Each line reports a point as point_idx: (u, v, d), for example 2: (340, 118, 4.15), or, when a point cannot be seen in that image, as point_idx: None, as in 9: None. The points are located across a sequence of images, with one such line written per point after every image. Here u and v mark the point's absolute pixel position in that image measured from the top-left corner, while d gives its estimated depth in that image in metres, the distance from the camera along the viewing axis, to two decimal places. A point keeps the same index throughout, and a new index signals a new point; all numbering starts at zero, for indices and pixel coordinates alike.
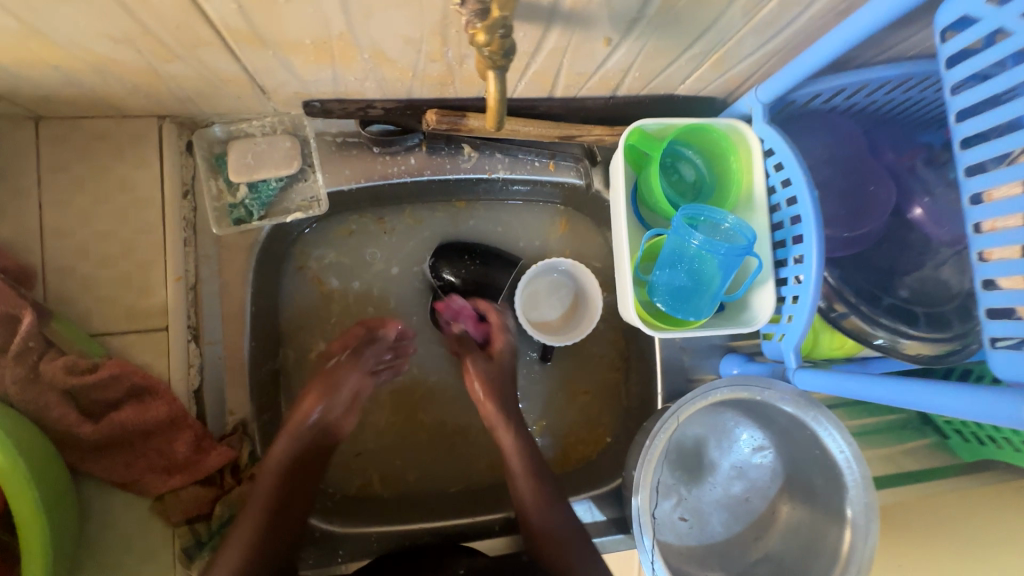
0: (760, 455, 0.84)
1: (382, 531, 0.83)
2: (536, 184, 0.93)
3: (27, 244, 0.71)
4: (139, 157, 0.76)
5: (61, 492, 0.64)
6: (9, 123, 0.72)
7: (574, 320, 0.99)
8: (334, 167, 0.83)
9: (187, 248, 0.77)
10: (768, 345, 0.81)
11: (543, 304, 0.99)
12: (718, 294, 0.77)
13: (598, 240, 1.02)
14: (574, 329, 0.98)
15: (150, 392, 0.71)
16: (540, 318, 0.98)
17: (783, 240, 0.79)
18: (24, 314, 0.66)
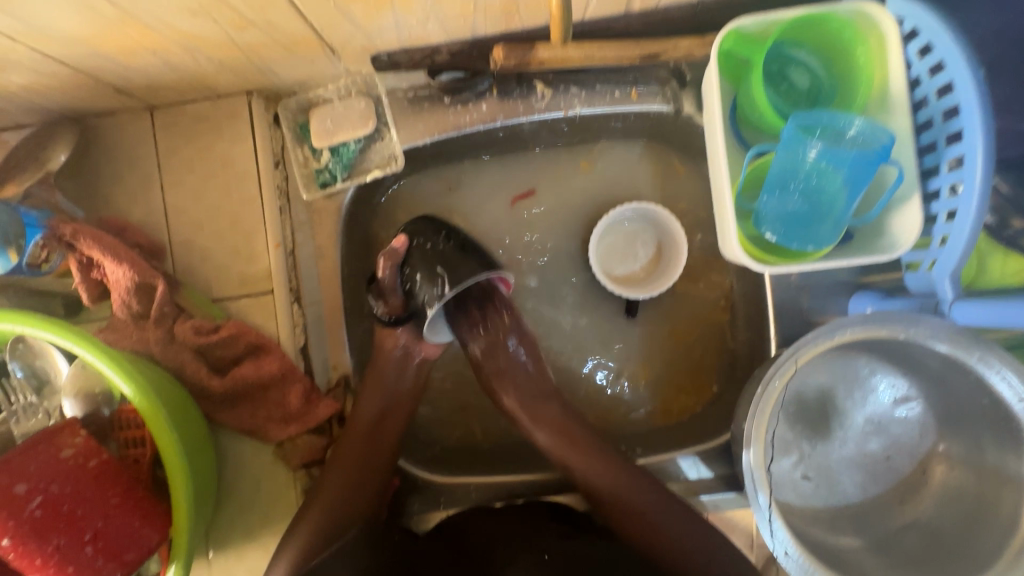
0: (904, 408, 0.72)
1: (480, 481, 0.82)
2: (618, 117, 0.85)
3: (155, 223, 0.80)
4: (235, 133, 0.81)
5: (201, 440, 0.72)
6: (131, 116, 0.81)
7: (651, 275, 0.91)
8: (408, 123, 0.82)
9: (283, 215, 0.82)
10: (914, 275, 0.68)
11: (622, 256, 0.92)
12: (843, 217, 0.65)
13: (693, 174, 0.91)
14: (646, 285, 0.90)
15: (264, 349, 0.78)
16: (618, 271, 0.91)
17: (932, 142, 0.65)
18: (158, 282, 0.75)
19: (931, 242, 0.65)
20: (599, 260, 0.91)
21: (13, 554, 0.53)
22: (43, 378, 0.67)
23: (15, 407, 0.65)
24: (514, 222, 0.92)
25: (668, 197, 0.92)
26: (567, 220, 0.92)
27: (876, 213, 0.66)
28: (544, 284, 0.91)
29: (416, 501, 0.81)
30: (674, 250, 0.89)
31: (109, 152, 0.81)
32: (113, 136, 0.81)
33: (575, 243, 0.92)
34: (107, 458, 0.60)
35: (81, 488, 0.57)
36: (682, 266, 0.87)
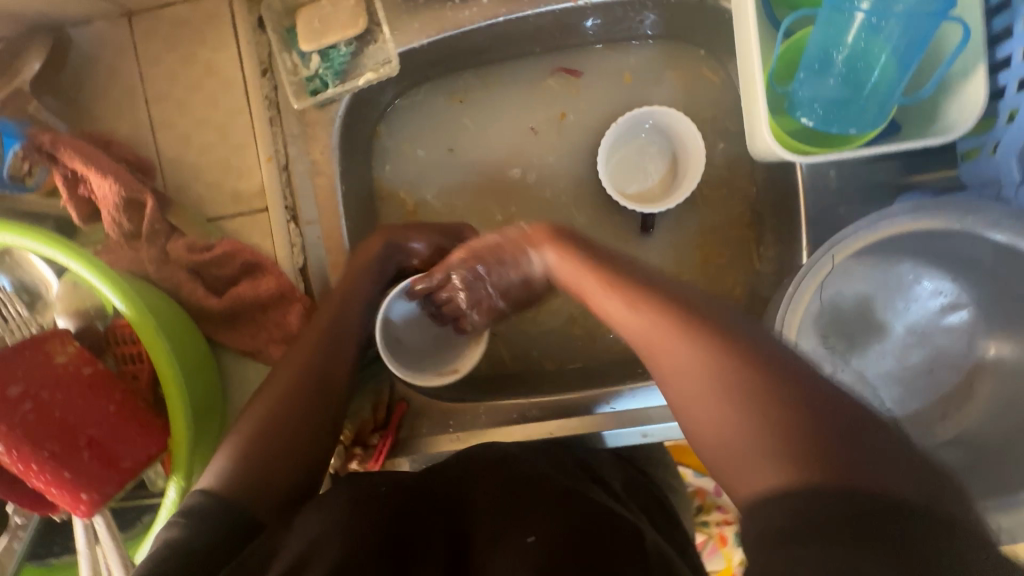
0: (952, 315, 0.65)
1: (490, 405, 0.78)
2: (634, 7, 0.76)
3: (142, 139, 0.76)
4: (218, 40, 0.75)
5: (202, 359, 0.71)
6: (109, 24, 0.76)
7: (666, 190, 0.85)
8: (402, 21, 0.75)
9: (274, 128, 0.76)
10: (972, 166, 0.61)
11: (633, 170, 0.85)
12: (892, 94, 0.56)
13: (720, 73, 0.83)
14: (658, 200, 0.84)
15: (260, 269, 0.75)
16: (628, 187, 0.85)
17: (1005, 1, 0.55)
18: (146, 198, 0.71)
19: (998, 121, 0.58)
20: (609, 176, 0.85)
21: (9, 458, 0.52)
22: (35, 293, 0.64)
23: (11, 322, 0.63)
24: (523, 136, 0.85)
25: (690, 104, 0.84)
26: (580, 131, 0.85)
27: (932, 88, 0.57)
28: (555, 200, 0.85)
29: (424, 424, 0.78)
30: (690, 165, 0.82)
31: (88, 63, 0.76)
32: (90, 46, 0.76)
33: (588, 156, 0.85)
34: (101, 369, 0.58)
35: (74, 395, 0.56)
36: (697, 183, 0.81)
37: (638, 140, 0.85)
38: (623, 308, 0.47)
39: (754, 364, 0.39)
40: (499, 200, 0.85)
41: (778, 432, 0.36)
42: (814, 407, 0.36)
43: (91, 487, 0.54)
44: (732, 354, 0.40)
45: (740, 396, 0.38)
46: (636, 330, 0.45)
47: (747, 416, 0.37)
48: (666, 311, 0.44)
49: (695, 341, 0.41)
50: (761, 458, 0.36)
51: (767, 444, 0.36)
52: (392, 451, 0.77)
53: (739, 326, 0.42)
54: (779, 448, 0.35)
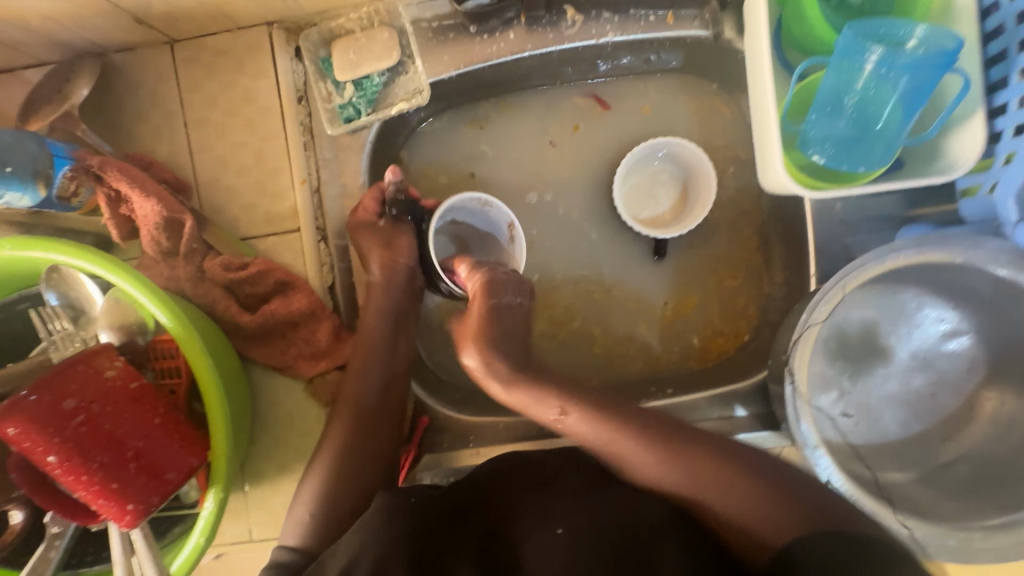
0: (953, 341, 0.69)
1: (509, 421, 0.81)
2: (651, 45, 0.81)
3: (180, 161, 0.79)
4: (256, 68, 0.79)
5: (234, 373, 0.73)
6: (152, 51, 0.79)
7: (678, 217, 0.89)
8: (433, 54, 0.79)
9: (307, 152, 0.80)
10: (972, 202, 0.65)
11: (645, 198, 0.90)
12: (897, 137, 0.61)
13: (730, 107, 0.87)
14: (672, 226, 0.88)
15: (292, 286, 0.77)
16: (642, 212, 0.89)
17: (1001, 52, 0.60)
18: (185, 218, 0.74)
19: (995, 162, 0.62)
20: (624, 202, 0.89)
21: (61, 469, 0.55)
22: (79, 308, 0.67)
23: (54, 336, 0.66)
24: (542, 162, 0.89)
25: (703, 135, 0.88)
26: (598, 159, 0.89)
27: (936, 131, 0.62)
28: (573, 223, 0.89)
29: (447, 439, 0.81)
30: (700, 193, 0.87)
31: (130, 88, 0.79)
32: (133, 71, 0.79)
33: (605, 183, 0.89)
34: (146, 384, 0.61)
35: (120, 408, 0.58)
36: (707, 211, 0.85)
37: (651, 168, 0.89)
38: (639, 446, 0.58)
39: (709, 449, 0.57)
40: (519, 223, 0.89)
41: (766, 492, 0.53)
42: (766, 480, 0.54)
43: (135, 499, 0.57)
44: (692, 457, 0.57)
45: (717, 480, 0.55)
46: (597, 437, 0.60)
47: (752, 499, 0.53)
48: (614, 417, 0.60)
49: (660, 455, 0.57)
50: (762, 507, 0.52)
51: (761, 512, 0.52)
52: (415, 465, 0.79)
53: (697, 433, 0.59)
54: (769, 503, 0.53)
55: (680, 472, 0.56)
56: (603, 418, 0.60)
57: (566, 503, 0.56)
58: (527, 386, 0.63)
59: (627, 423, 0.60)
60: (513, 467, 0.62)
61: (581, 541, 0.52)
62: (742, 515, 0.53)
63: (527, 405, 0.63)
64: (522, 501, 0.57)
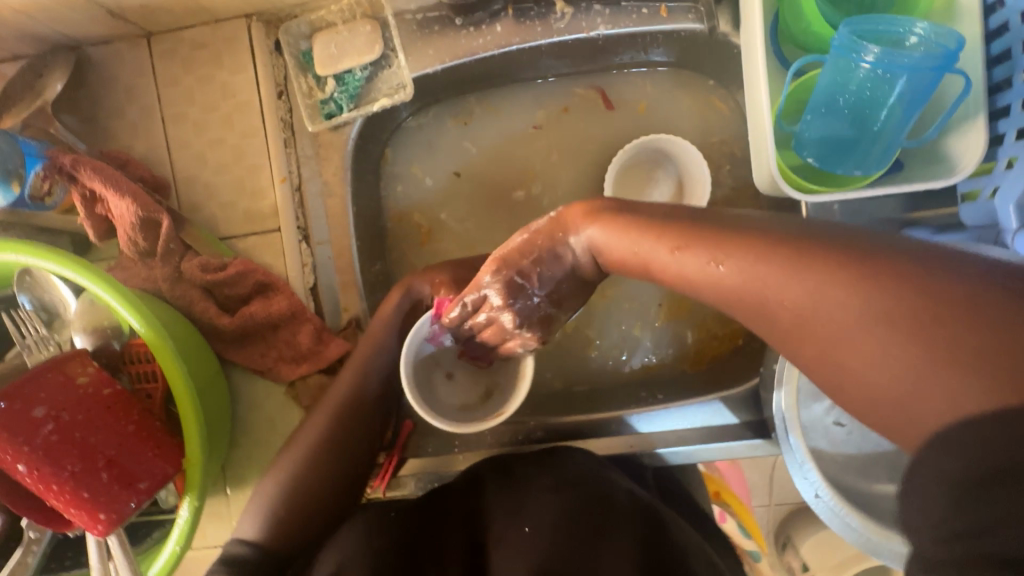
0: None
1: (495, 425, 0.80)
2: (643, 39, 0.78)
3: (159, 158, 0.77)
4: (235, 62, 0.76)
5: (213, 377, 0.72)
6: (128, 44, 0.77)
7: None
8: (417, 48, 0.76)
9: (288, 149, 0.78)
10: (973, 207, 0.62)
11: (638, 196, 0.87)
12: (894, 140, 0.59)
13: (726, 103, 0.84)
14: None
15: (272, 288, 0.76)
16: None
17: (1004, 52, 0.58)
18: (162, 217, 0.72)
19: (996, 166, 0.60)
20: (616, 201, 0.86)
21: (31, 478, 0.53)
22: (53, 311, 0.66)
23: (28, 340, 0.64)
24: (532, 159, 0.86)
25: (698, 132, 0.85)
26: (590, 156, 0.86)
27: (935, 133, 0.59)
28: None
29: (431, 443, 0.79)
30: (695, 192, 0.84)
31: (107, 83, 0.77)
32: (109, 65, 0.77)
33: (596, 181, 0.86)
34: (121, 390, 0.59)
35: (92, 415, 0.57)
36: (701, 211, 0.82)
37: (644, 166, 0.86)
38: (794, 286, 0.36)
39: (890, 257, 0.35)
40: (508, 222, 0.86)
41: (929, 347, 0.30)
42: (917, 290, 0.32)
43: (108, 508, 0.56)
44: (882, 274, 0.34)
45: (909, 340, 0.31)
46: (721, 287, 0.42)
47: (904, 356, 0.31)
48: (782, 258, 0.38)
49: (739, 261, 0.40)
50: (946, 398, 0.29)
51: (927, 389, 0.30)
52: (400, 469, 0.78)
53: (872, 241, 0.37)
54: (942, 365, 0.30)
55: (806, 289, 0.36)
56: (737, 250, 0.41)
57: (538, 498, 0.60)
58: (605, 229, 0.52)
59: (768, 242, 0.40)
60: (497, 474, 0.66)
61: (549, 530, 0.55)
62: (883, 392, 0.32)
63: (634, 250, 0.49)
64: (500, 505, 0.61)
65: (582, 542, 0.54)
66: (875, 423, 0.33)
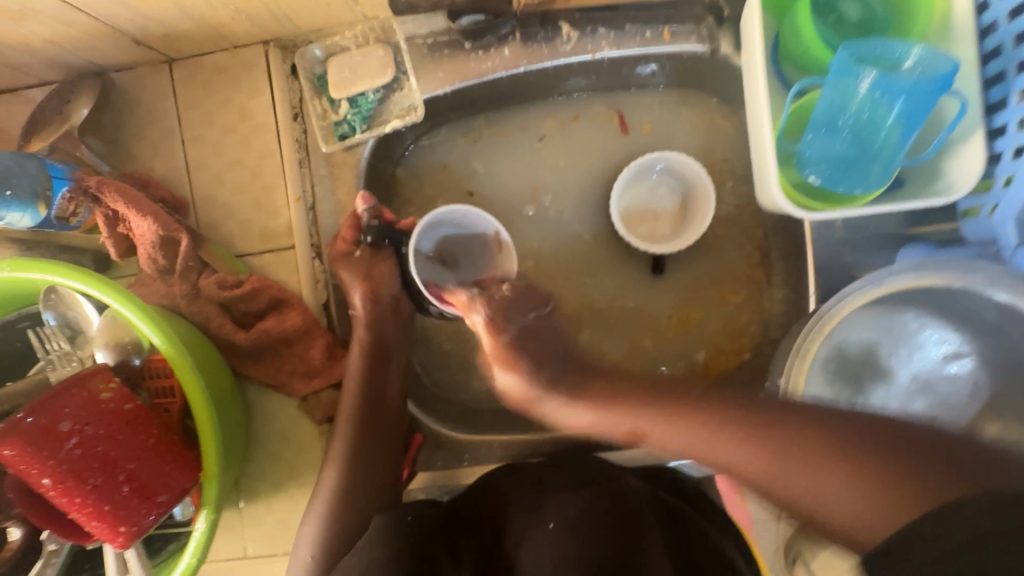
0: (955, 364, 0.68)
1: (504, 439, 0.81)
2: (647, 60, 0.80)
3: (178, 179, 0.80)
4: (252, 86, 0.79)
5: (228, 392, 0.73)
6: (150, 69, 0.80)
7: (677, 232, 0.88)
8: (428, 71, 0.79)
9: (303, 169, 0.80)
10: (974, 224, 0.64)
11: (643, 212, 0.89)
12: (893, 160, 0.60)
13: (729, 121, 0.86)
14: (669, 242, 0.87)
15: (286, 304, 0.78)
16: (640, 228, 0.88)
17: (1000, 73, 0.60)
18: (181, 236, 0.74)
19: (995, 183, 0.61)
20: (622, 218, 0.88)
21: (54, 492, 0.55)
22: (76, 327, 0.68)
23: (51, 356, 0.66)
24: (539, 177, 0.88)
25: (701, 149, 0.87)
26: (596, 174, 0.88)
27: (933, 151, 0.61)
28: (570, 238, 0.88)
29: (441, 457, 0.81)
30: (699, 208, 0.86)
31: (129, 106, 0.80)
32: (132, 90, 0.80)
33: (602, 198, 0.88)
34: (141, 406, 0.61)
35: (113, 430, 0.58)
36: (706, 227, 0.84)
37: (648, 183, 0.88)
38: (740, 449, 0.59)
39: (848, 437, 0.53)
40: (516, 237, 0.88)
41: (868, 476, 0.50)
42: (864, 457, 0.51)
43: (128, 520, 0.57)
44: (860, 443, 0.52)
45: (802, 472, 0.54)
46: (693, 441, 0.63)
47: (852, 496, 0.50)
48: (753, 433, 0.59)
49: (756, 449, 0.58)
50: (860, 507, 0.49)
51: (868, 509, 0.49)
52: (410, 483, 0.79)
53: (844, 419, 0.55)
54: (877, 492, 0.49)
55: (845, 482, 0.51)
56: (728, 408, 0.63)
57: (559, 498, 0.62)
58: (585, 407, 0.70)
59: (740, 435, 0.59)
60: (507, 476, 0.68)
61: (573, 528, 0.57)
62: (845, 513, 0.50)
63: (619, 419, 0.68)
64: (519, 502, 0.63)
65: (610, 535, 0.56)
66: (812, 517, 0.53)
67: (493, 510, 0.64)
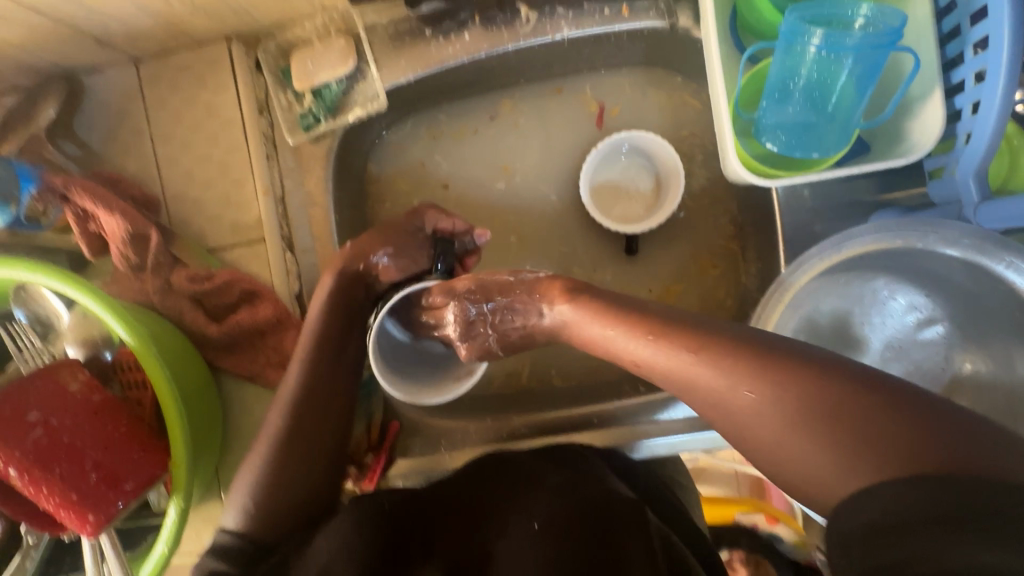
0: (928, 330, 0.66)
1: (480, 423, 0.81)
2: (609, 38, 0.80)
3: (148, 177, 0.81)
4: (217, 82, 0.80)
5: (202, 384, 0.74)
6: (117, 71, 0.81)
7: (650, 212, 0.87)
8: (390, 59, 0.79)
9: (271, 162, 0.81)
10: (938, 184, 0.62)
11: (616, 192, 0.88)
12: (850, 121, 0.60)
13: (696, 97, 0.86)
14: (642, 221, 0.86)
15: (258, 296, 0.78)
16: (612, 209, 0.87)
17: (956, 27, 0.59)
18: (151, 232, 0.75)
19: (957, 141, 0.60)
20: (594, 198, 0.87)
21: (21, 482, 0.55)
22: (47, 324, 0.69)
23: (24, 352, 0.68)
24: (509, 161, 0.88)
25: (670, 127, 0.87)
26: (566, 155, 0.88)
27: (891, 112, 0.60)
28: (542, 220, 0.88)
29: (417, 443, 0.80)
30: (670, 186, 0.85)
31: (98, 107, 0.81)
32: (101, 91, 0.81)
33: (573, 180, 0.88)
34: (109, 397, 0.62)
35: (79, 421, 0.59)
36: (677, 204, 0.83)
37: (618, 164, 0.88)
38: (718, 372, 0.41)
39: (811, 378, 0.38)
40: (488, 222, 0.88)
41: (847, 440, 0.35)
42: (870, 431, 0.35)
43: (97, 509, 0.58)
44: (812, 401, 0.37)
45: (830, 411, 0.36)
46: (663, 374, 0.45)
47: (823, 452, 0.36)
48: (766, 371, 0.40)
49: (752, 391, 0.39)
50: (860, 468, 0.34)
51: (832, 467, 0.35)
52: (386, 470, 0.79)
53: (819, 353, 0.40)
54: (839, 450, 0.35)
55: (764, 392, 0.39)
56: (720, 357, 0.42)
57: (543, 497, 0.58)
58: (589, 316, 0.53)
59: (717, 351, 0.42)
60: (497, 466, 0.66)
61: (553, 537, 0.52)
62: (801, 473, 0.37)
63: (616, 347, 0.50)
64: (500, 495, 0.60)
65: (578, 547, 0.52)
66: (740, 440, 0.41)
67: (478, 491, 0.62)
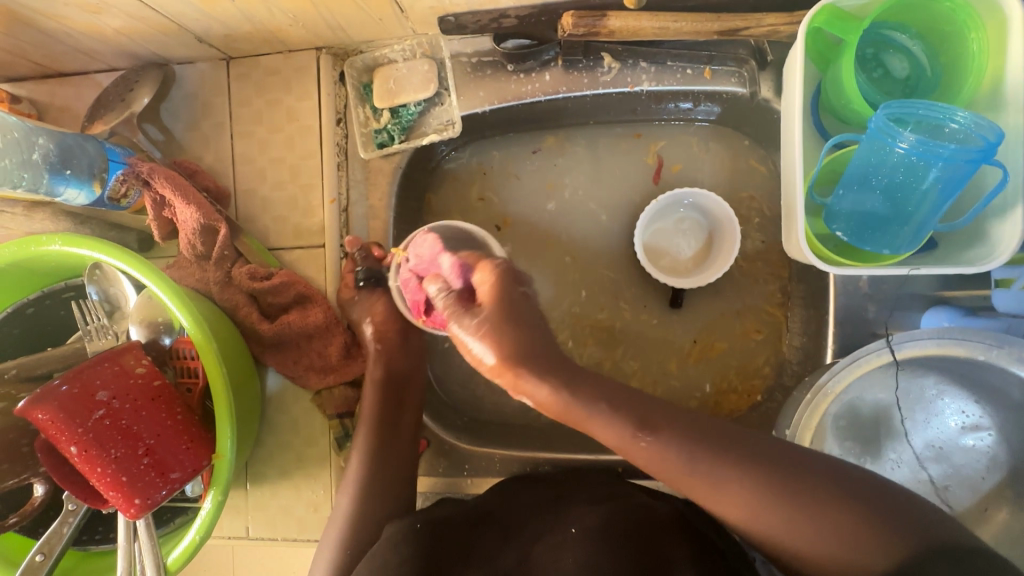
0: (973, 437, 0.65)
1: (505, 454, 0.81)
2: (686, 97, 0.81)
3: (223, 170, 0.84)
4: (302, 89, 0.83)
5: (247, 378, 0.76)
6: (209, 65, 0.84)
7: (699, 269, 0.87)
8: (469, 89, 0.81)
9: (340, 172, 0.83)
10: (1004, 293, 0.62)
11: (666, 246, 0.88)
12: (926, 223, 0.60)
13: (764, 161, 0.86)
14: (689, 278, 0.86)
15: (310, 300, 0.81)
16: (662, 262, 0.88)
17: None
18: (220, 226, 0.78)
19: None
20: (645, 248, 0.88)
21: (79, 458, 0.58)
22: (115, 303, 0.72)
23: (90, 326, 0.69)
24: (567, 200, 0.89)
25: (731, 186, 0.87)
26: (625, 201, 0.89)
27: (969, 219, 0.60)
28: (592, 261, 0.89)
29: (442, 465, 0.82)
30: (722, 246, 0.85)
31: (186, 98, 0.85)
32: (191, 83, 0.85)
33: (627, 226, 0.89)
34: (167, 384, 0.65)
35: (139, 406, 0.62)
36: (727, 267, 0.84)
37: (672, 217, 0.88)
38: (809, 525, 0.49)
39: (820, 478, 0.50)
40: (539, 256, 0.89)
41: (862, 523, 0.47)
42: (875, 512, 0.48)
43: (144, 493, 0.61)
44: (807, 493, 0.49)
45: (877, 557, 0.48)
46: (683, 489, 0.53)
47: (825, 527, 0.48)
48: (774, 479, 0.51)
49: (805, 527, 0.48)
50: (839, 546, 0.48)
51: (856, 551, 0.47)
52: None
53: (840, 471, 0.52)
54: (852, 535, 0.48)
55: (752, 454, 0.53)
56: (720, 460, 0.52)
57: (579, 510, 0.63)
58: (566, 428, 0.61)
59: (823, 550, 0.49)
60: (523, 489, 0.69)
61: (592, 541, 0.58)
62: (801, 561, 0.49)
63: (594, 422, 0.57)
64: (530, 513, 0.65)
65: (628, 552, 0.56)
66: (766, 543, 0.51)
67: (512, 513, 0.66)
